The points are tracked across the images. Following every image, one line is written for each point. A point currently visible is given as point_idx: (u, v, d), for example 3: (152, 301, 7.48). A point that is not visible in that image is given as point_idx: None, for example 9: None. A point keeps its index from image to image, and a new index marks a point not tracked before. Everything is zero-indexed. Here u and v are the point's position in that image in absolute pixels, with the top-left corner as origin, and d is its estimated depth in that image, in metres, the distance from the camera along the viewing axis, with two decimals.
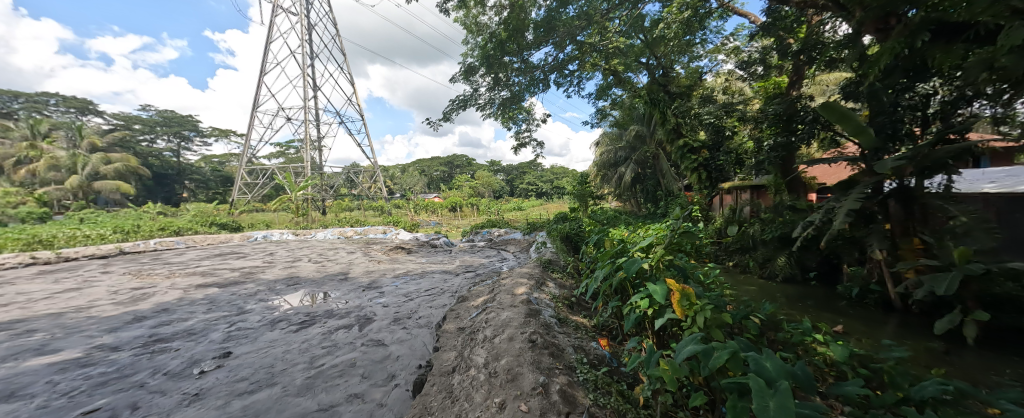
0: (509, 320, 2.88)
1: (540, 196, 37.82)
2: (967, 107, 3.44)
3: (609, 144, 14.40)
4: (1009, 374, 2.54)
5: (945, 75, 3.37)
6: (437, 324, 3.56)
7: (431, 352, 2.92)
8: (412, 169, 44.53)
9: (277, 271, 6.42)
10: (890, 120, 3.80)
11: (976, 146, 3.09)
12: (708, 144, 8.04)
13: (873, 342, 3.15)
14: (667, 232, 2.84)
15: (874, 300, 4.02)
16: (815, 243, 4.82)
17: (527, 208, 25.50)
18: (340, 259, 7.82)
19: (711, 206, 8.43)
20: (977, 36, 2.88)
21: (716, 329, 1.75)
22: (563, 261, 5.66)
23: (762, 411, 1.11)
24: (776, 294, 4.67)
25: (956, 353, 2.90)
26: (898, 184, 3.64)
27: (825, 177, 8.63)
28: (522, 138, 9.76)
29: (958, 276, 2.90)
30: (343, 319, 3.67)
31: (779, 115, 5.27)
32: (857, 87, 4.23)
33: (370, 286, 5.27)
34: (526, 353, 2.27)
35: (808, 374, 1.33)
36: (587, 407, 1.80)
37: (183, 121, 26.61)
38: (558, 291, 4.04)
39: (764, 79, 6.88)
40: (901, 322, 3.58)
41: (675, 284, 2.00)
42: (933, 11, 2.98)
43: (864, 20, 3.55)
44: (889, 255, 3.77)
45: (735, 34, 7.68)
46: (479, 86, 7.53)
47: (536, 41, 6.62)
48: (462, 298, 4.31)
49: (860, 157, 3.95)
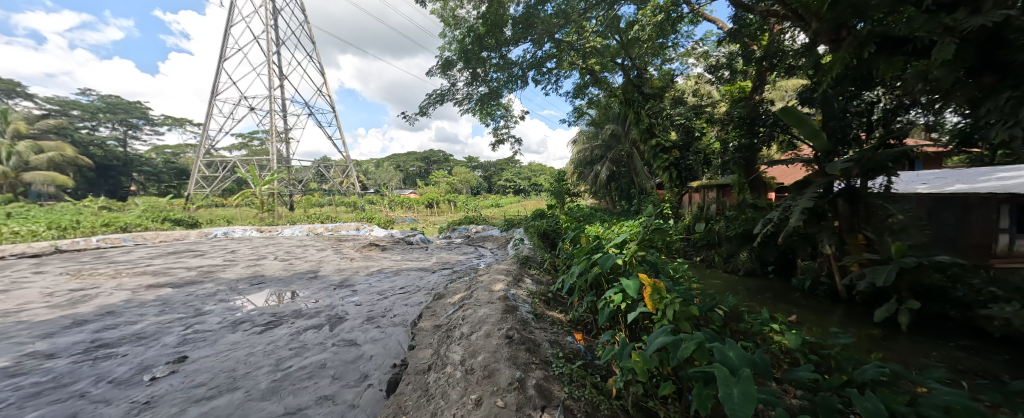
0: (486, 316, 2.89)
1: (518, 193, 37.71)
2: (906, 114, 3.76)
3: (586, 142, 14.70)
4: (935, 356, 2.84)
5: (887, 85, 3.70)
6: (413, 322, 3.49)
7: (407, 351, 2.86)
8: (387, 165, 43.39)
9: (239, 270, 6.06)
10: (840, 125, 4.10)
11: (912, 150, 3.40)
12: (678, 145, 8.35)
13: (822, 330, 3.42)
14: (641, 228, 3.04)
15: (824, 291, 4.37)
16: (773, 240, 5.15)
17: (505, 204, 25.50)
18: (309, 257, 7.49)
19: (681, 204, 8.81)
20: (914, 50, 3.12)
21: (685, 322, 1.85)
22: (540, 257, 5.72)
23: (726, 400, 1.19)
24: (739, 287, 4.96)
25: (892, 338, 3.21)
26: (846, 185, 3.90)
27: (784, 178, 9.30)
28: (501, 134, 9.77)
29: (894, 268, 3.20)
30: (313, 319, 3.52)
31: (743, 118, 5.55)
32: (812, 94, 4.53)
33: (342, 284, 5.08)
34: (502, 349, 2.28)
35: (766, 361, 1.42)
36: (562, 400, 1.82)
37: (130, 107, 24.33)
38: (535, 287, 4.10)
39: (730, 83, 7.21)
40: (846, 311, 3.91)
41: (646, 278, 2.08)
42: (878, 25, 3.23)
43: (819, 31, 3.76)
44: (837, 250, 4.09)
45: (704, 39, 7.99)
46: (457, 81, 7.38)
47: (514, 38, 6.53)
48: (439, 296, 4.25)
49: (812, 160, 4.28)
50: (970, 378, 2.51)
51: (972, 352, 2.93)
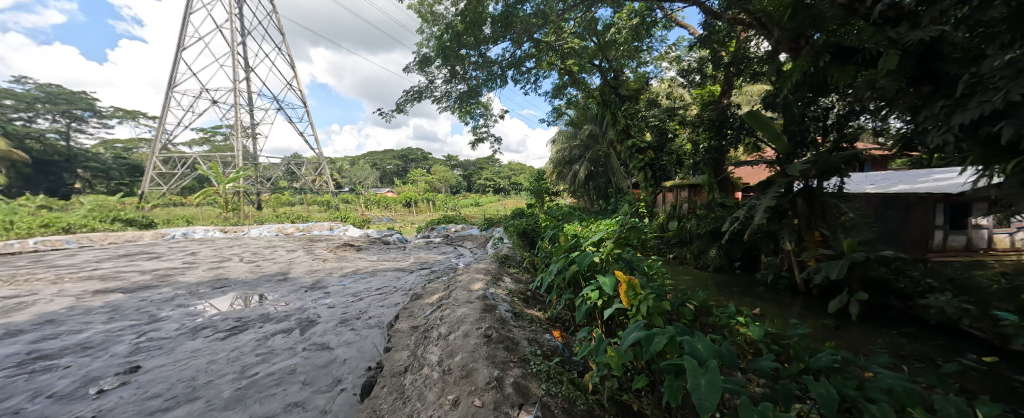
0: (464, 316, 2.87)
1: (498, 192, 37.62)
2: (856, 120, 4.06)
3: (565, 142, 14.92)
4: (880, 343, 3.10)
5: (840, 92, 3.98)
6: (389, 323, 3.42)
7: (382, 353, 2.79)
8: (363, 163, 42.17)
9: (201, 273, 5.70)
10: (799, 129, 4.41)
11: (862, 153, 3.67)
12: (653, 145, 8.62)
13: (783, 321, 3.65)
14: (617, 226, 3.12)
15: (784, 284, 4.65)
16: (739, 237, 5.42)
17: (485, 203, 25.43)
18: (278, 259, 7.15)
19: (655, 203, 9.12)
20: (863, 60, 3.36)
21: (658, 316, 1.92)
22: (519, 256, 5.75)
23: (695, 390, 1.25)
24: (708, 282, 5.20)
25: (844, 327, 3.46)
26: (805, 185, 4.16)
27: (749, 178, 9.89)
28: (480, 133, 9.73)
29: (846, 262, 3.45)
30: (282, 323, 3.37)
31: (713, 120, 5.81)
32: (775, 99, 4.80)
33: (314, 286, 4.90)
34: (481, 348, 2.28)
35: (732, 352, 1.50)
36: (540, 396, 1.84)
37: (73, 97, 22.27)
38: (514, 286, 4.11)
39: (701, 87, 7.51)
40: (804, 303, 4.19)
41: (622, 275, 2.14)
42: (832, 36, 3.46)
43: (780, 40, 3.98)
44: (796, 247, 4.36)
45: (677, 44, 8.28)
46: (435, 78, 7.26)
47: (492, 36, 6.47)
48: (416, 296, 4.18)
49: (775, 161, 4.54)
50: (910, 362, 2.75)
51: (912, 338, 3.21)
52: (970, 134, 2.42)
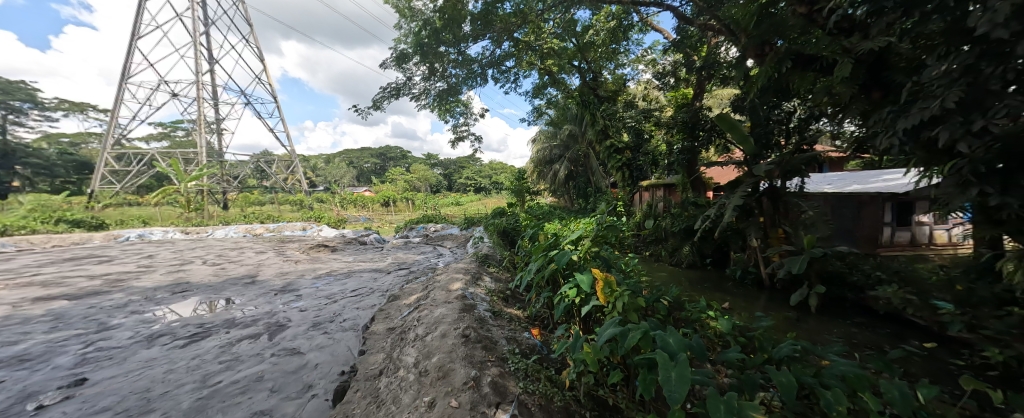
0: (442, 316, 2.83)
1: (479, 191, 37.38)
2: (816, 123, 4.32)
3: (545, 141, 15.06)
4: (836, 333, 3.31)
5: (801, 97, 4.21)
6: (365, 326, 3.33)
7: (356, 357, 2.71)
8: (339, 161, 40.86)
9: (158, 277, 5.33)
10: (764, 132, 4.62)
11: (820, 155, 3.91)
12: (630, 146, 8.83)
13: (749, 314, 3.83)
14: (594, 225, 3.17)
15: (751, 279, 4.89)
16: (711, 234, 5.65)
17: (466, 202, 25.27)
18: (245, 261, 6.81)
19: (632, 202, 9.35)
20: (821, 67, 3.58)
21: (632, 313, 1.97)
22: (499, 255, 5.75)
23: (666, 383, 1.29)
24: (682, 279, 5.38)
25: (804, 319, 3.68)
26: (769, 185, 4.38)
27: (720, 178, 10.32)
28: (460, 131, 9.64)
29: (806, 258, 3.66)
30: (249, 329, 3.21)
31: (686, 122, 6.01)
32: (742, 102, 5.03)
33: (285, 289, 4.70)
34: (459, 348, 2.26)
35: (702, 345, 1.56)
36: (517, 395, 1.85)
37: (9, 87, 20.26)
38: (493, 285, 4.11)
39: (675, 90, 7.76)
40: (769, 297, 4.42)
41: (599, 272, 2.18)
42: (794, 45, 3.67)
43: (747, 46, 4.17)
44: (762, 243, 4.59)
45: (653, 47, 8.51)
46: (414, 75, 7.12)
47: (472, 34, 6.41)
48: (393, 297, 4.09)
49: (743, 162, 4.76)
50: (862, 349, 2.96)
51: (864, 327, 3.45)
52: (912, 138, 2.60)
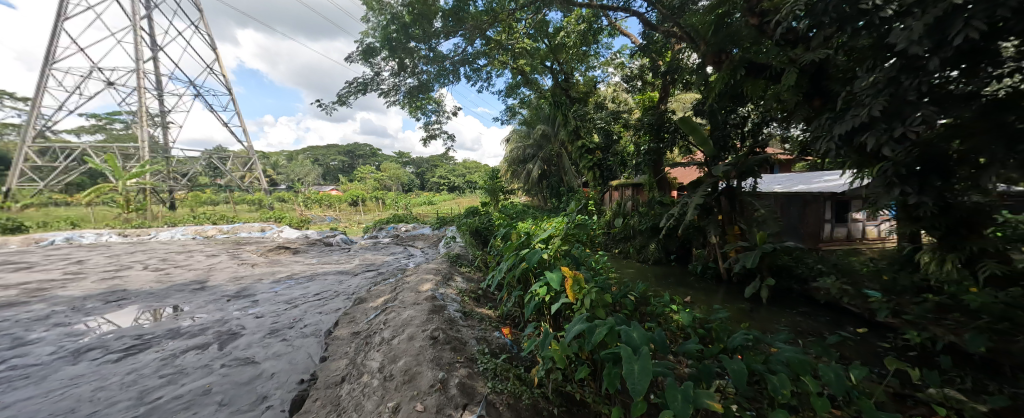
0: (410, 318, 2.77)
1: (452, 190, 36.90)
2: (767, 127, 4.63)
3: (519, 141, 15.16)
4: (784, 322, 3.58)
5: (755, 103, 4.50)
6: (327, 331, 3.19)
7: (317, 364, 2.58)
8: (303, 158, 38.86)
9: (90, 284, 4.81)
10: (722, 135, 4.90)
11: (771, 157, 4.20)
12: (601, 146, 9.10)
13: (708, 307, 4.06)
14: (565, 224, 3.21)
15: (711, 274, 5.18)
16: (675, 232, 5.92)
17: (440, 202, 24.79)
18: (195, 265, 6.30)
19: (603, 201, 9.63)
20: (771, 75, 3.84)
21: (600, 309, 2.02)
22: (472, 254, 5.71)
23: (629, 377, 1.34)
24: (648, 275, 5.60)
25: (756, 310, 3.95)
26: (727, 185, 4.64)
27: (684, 178, 10.85)
28: (432, 129, 9.47)
29: (758, 253, 3.93)
30: (196, 338, 2.97)
31: (652, 124, 6.26)
32: (703, 106, 5.30)
33: (240, 294, 4.40)
34: (426, 350, 2.22)
35: (663, 338, 1.62)
36: (485, 395, 1.84)
37: None
38: (465, 285, 4.07)
39: (643, 93, 8.06)
40: (727, 290, 4.70)
41: (568, 270, 2.21)
42: (747, 53, 3.91)
43: (706, 53, 4.40)
44: (720, 240, 4.88)
45: (621, 51, 8.77)
46: (382, 70, 6.90)
47: (444, 31, 6.30)
48: (359, 300, 3.95)
49: (703, 163, 5.03)
50: (805, 336, 3.22)
51: (807, 316, 3.76)
52: (846, 143, 2.84)
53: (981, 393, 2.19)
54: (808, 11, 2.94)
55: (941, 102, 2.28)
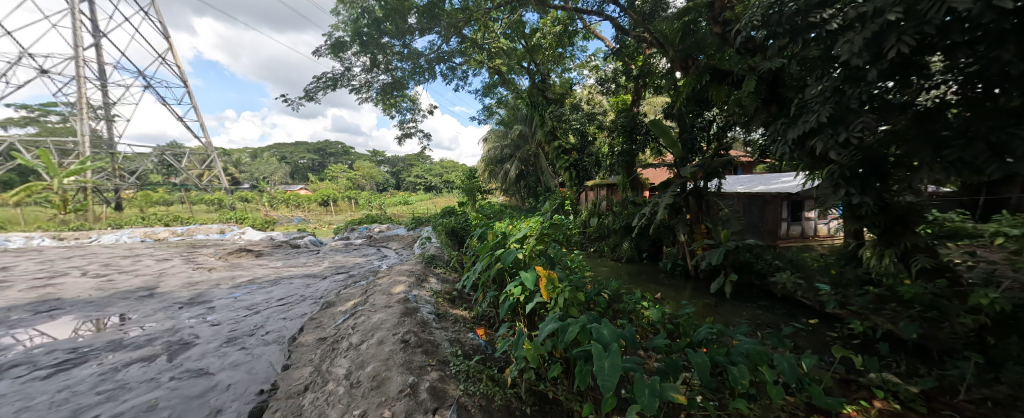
0: (381, 322, 2.70)
1: (429, 190, 36.29)
2: (731, 131, 4.87)
3: (496, 141, 15.14)
4: (745, 315, 3.78)
5: (720, 108, 4.72)
6: (291, 338, 3.04)
7: (279, 373, 2.45)
8: (270, 156, 36.93)
9: (16, 294, 4.33)
10: (690, 138, 5.12)
11: (734, 159, 4.42)
12: (577, 147, 9.26)
13: (676, 303, 4.22)
14: (539, 224, 3.23)
15: (680, 271, 5.39)
16: (646, 231, 6.12)
17: (416, 202, 24.29)
18: (144, 270, 5.82)
19: (579, 201, 9.80)
20: (733, 82, 4.05)
21: (573, 308, 2.04)
22: (447, 255, 5.64)
23: (600, 374, 1.36)
24: (622, 273, 5.75)
25: (720, 304, 4.15)
26: (695, 186, 4.83)
27: (655, 178, 11.22)
28: (408, 128, 9.27)
29: (722, 250, 4.12)
30: (142, 350, 2.74)
31: (625, 126, 6.45)
32: (672, 110, 5.50)
33: (195, 301, 4.11)
34: (397, 354, 2.17)
35: (632, 334, 1.66)
36: (456, 398, 1.81)
37: None
38: (440, 286, 4.01)
39: (616, 96, 8.27)
40: (694, 286, 4.91)
41: (542, 269, 2.22)
42: (712, 60, 4.10)
43: (674, 59, 4.57)
44: (688, 238, 5.08)
45: (596, 54, 8.96)
46: (353, 66, 6.67)
47: (418, 28, 6.17)
48: (327, 305, 3.80)
49: (673, 164, 5.23)
50: (763, 328, 3.41)
51: (766, 309, 4.00)
52: (799, 147, 3.04)
53: (913, 375, 2.42)
54: (763, 23, 3.13)
55: (880, 110, 2.48)
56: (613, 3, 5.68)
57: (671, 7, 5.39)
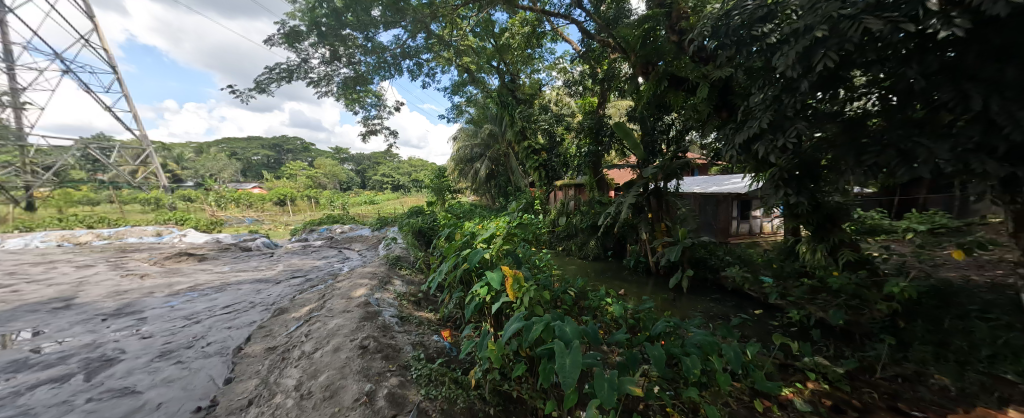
0: (338, 328, 2.58)
1: (397, 189, 35.22)
2: (688, 135, 5.15)
3: (466, 140, 15.00)
4: (699, 308, 4.02)
5: (678, 112, 4.97)
6: (236, 348, 2.82)
7: (219, 387, 2.25)
8: (220, 151, 34.11)
9: None
10: (651, 141, 5.35)
11: (690, 161, 4.67)
12: (546, 147, 9.38)
13: (638, 298, 4.40)
14: (506, 224, 3.22)
15: (642, 267, 5.62)
16: (611, 230, 6.33)
17: (383, 201, 23.42)
18: (61, 279, 5.15)
19: (548, 200, 9.94)
20: (689, 88, 4.28)
21: (538, 307, 2.05)
22: (413, 256, 5.48)
23: (562, 371, 1.37)
24: (588, 270, 5.91)
25: (677, 299, 4.38)
26: (656, 187, 5.04)
27: (621, 179, 11.64)
28: (372, 125, 8.92)
29: (680, 247, 4.33)
30: (53, 369, 2.42)
31: (592, 127, 6.63)
32: (634, 113, 5.72)
33: (123, 311, 3.70)
34: (353, 361, 2.08)
35: (595, 331, 1.69)
36: (416, 403, 1.76)
37: None
38: (404, 289, 3.89)
39: (584, 98, 8.47)
40: (655, 283, 5.14)
41: (508, 269, 2.21)
42: (670, 67, 4.31)
43: (636, 64, 4.76)
44: (649, 237, 5.31)
45: (564, 56, 9.13)
46: (311, 57, 6.31)
47: (382, 21, 5.93)
48: (280, 311, 3.57)
49: (636, 165, 5.42)
50: (714, 320, 3.65)
51: (718, 302, 4.28)
52: (745, 151, 3.27)
53: (840, 358, 2.68)
54: (713, 34, 3.35)
55: (813, 118, 2.72)
56: (579, 7, 5.80)
57: (633, 14, 5.60)
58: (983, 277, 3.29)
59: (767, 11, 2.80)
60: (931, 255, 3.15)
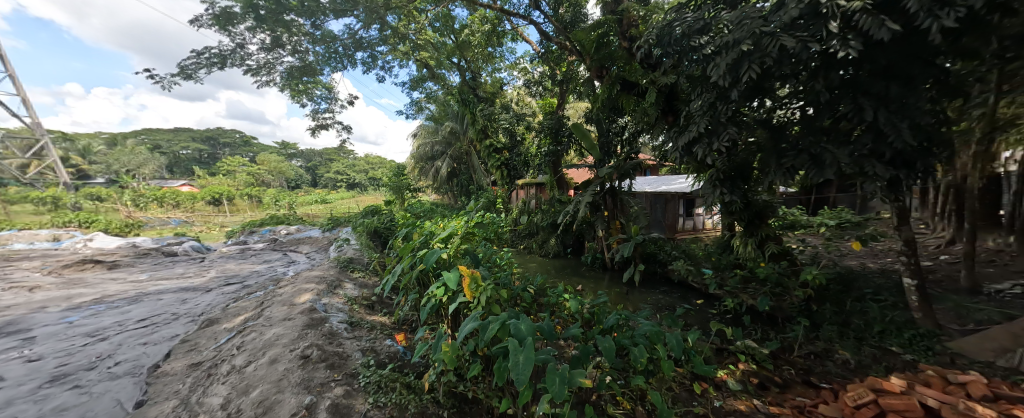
0: (277, 337, 2.39)
1: (353, 188, 33.39)
2: (640, 137, 5.42)
3: (427, 136, 14.58)
4: (649, 301, 4.26)
5: (631, 116, 5.22)
6: (153, 367, 2.49)
7: (128, 412, 1.97)
8: (141, 144, 30.04)
9: None
10: (606, 141, 5.57)
11: (641, 162, 4.92)
12: (507, 146, 9.40)
13: (593, 294, 4.57)
14: (463, 223, 3.17)
15: (599, 264, 5.84)
16: (570, 228, 6.51)
17: (337, 200, 22.07)
18: None
19: (510, 199, 9.99)
20: (640, 92, 4.49)
21: (495, 305, 2.04)
22: (367, 257, 5.22)
23: (515, 369, 1.37)
24: (548, 268, 6.01)
25: (630, 292, 4.61)
26: (611, 186, 5.25)
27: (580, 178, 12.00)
28: (322, 119, 8.36)
29: (632, 244, 4.53)
30: None
31: (551, 127, 6.75)
32: (591, 114, 5.92)
33: (4, 331, 3.12)
34: (293, 373, 1.93)
35: (549, 327, 1.71)
36: (363, 413, 1.66)
37: None
38: (356, 292, 3.69)
39: (544, 98, 8.61)
40: (610, 278, 5.37)
41: (465, 269, 2.17)
42: (622, 72, 4.52)
43: (592, 67, 4.92)
44: (605, 234, 5.53)
45: (525, 56, 9.19)
46: (249, 43, 5.74)
47: (331, 8, 5.54)
48: (210, 322, 3.22)
49: (592, 165, 5.61)
50: (661, 311, 3.90)
51: (666, 294, 4.57)
52: (688, 153, 3.52)
53: (765, 340, 2.98)
54: (657, 43, 3.57)
55: (744, 124, 3.00)
56: (537, 8, 5.88)
57: (589, 19, 5.79)
58: (875, 264, 3.85)
59: (703, 24, 3.03)
60: (837, 246, 3.61)
